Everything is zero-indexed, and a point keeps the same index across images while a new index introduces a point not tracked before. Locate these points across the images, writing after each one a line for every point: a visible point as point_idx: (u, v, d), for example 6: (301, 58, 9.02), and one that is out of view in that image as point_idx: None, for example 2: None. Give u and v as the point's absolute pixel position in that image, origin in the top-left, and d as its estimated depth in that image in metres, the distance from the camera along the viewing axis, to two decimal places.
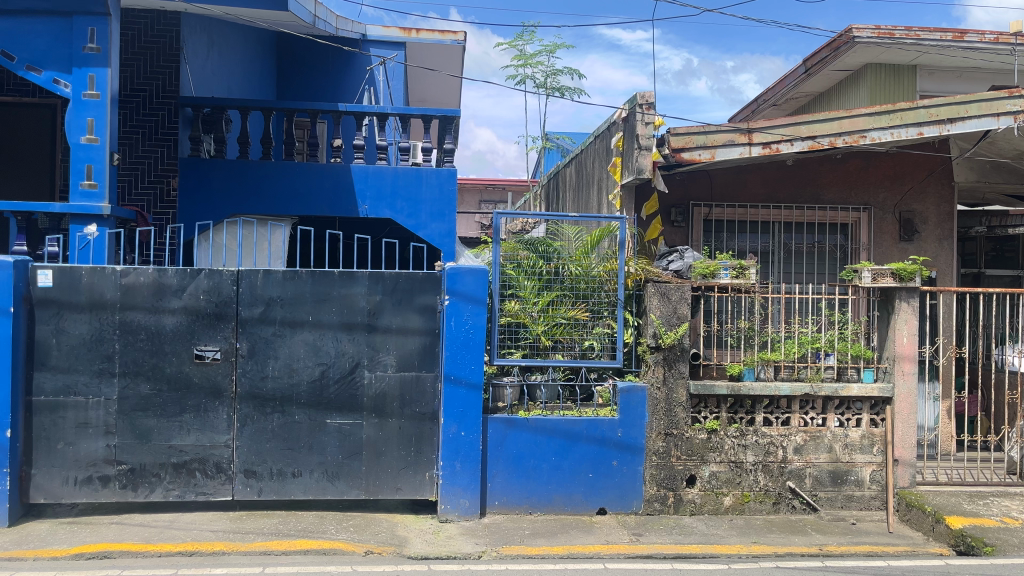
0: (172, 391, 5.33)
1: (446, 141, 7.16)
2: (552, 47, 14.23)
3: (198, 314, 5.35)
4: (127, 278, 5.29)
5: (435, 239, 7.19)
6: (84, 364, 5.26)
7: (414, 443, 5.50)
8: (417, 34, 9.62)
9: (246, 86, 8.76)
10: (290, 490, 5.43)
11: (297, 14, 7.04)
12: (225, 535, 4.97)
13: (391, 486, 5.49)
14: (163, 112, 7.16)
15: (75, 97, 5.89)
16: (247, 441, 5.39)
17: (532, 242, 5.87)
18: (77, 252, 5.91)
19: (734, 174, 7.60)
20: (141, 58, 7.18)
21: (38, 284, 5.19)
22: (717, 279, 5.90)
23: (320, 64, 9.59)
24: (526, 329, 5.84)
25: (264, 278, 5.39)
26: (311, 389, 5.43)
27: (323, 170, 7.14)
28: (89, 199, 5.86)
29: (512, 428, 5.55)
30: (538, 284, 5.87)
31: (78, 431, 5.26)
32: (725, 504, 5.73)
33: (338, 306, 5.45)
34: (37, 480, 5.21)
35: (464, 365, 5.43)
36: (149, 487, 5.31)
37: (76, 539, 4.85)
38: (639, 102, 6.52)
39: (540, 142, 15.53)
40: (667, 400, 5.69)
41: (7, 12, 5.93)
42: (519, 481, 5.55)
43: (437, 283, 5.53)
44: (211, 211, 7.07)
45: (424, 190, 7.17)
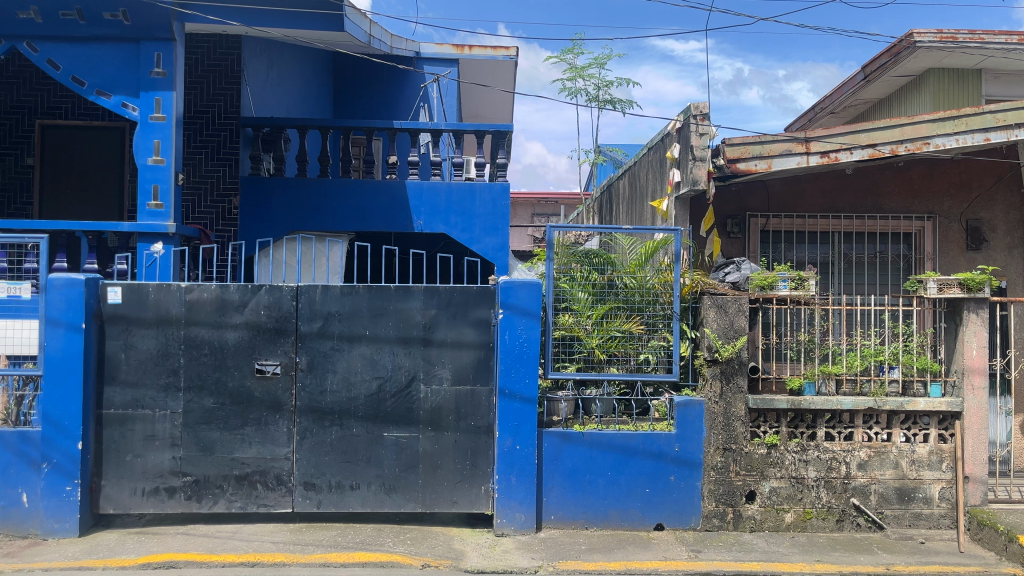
0: (235, 405, 5.45)
1: (498, 156, 7.23)
2: (603, 59, 14.22)
3: (260, 329, 5.47)
4: (191, 294, 5.44)
5: (488, 253, 7.24)
6: (151, 379, 5.42)
7: (470, 456, 5.51)
8: (470, 50, 9.64)
9: (304, 105, 8.98)
10: (348, 502, 5.49)
11: (354, 34, 7.15)
12: (286, 547, 5.07)
13: (447, 499, 5.51)
14: (226, 132, 7.43)
15: (142, 119, 6.26)
16: (307, 454, 5.48)
17: (587, 254, 5.80)
18: (144, 269, 6.16)
19: (791, 184, 7.50)
20: (203, 81, 7.51)
21: (108, 301, 5.39)
22: (775, 291, 5.79)
23: (375, 82, 9.76)
24: (581, 342, 5.79)
25: (323, 293, 5.49)
26: (368, 402, 5.50)
27: (379, 187, 7.26)
28: (156, 218, 6.21)
29: (567, 442, 5.52)
30: (592, 296, 5.81)
31: (146, 443, 5.41)
32: (787, 520, 5.60)
33: (395, 320, 5.51)
34: (107, 490, 5.39)
35: (518, 379, 5.42)
36: (213, 498, 5.44)
37: (143, 549, 4.99)
38: (693, 113, 6.56)
39: (592, 156, 15.49)
40: (725, 414, 5.59)
41: (78, 40, 6.33)
42: (575, 495, 5.51)
43: (492, 297, 5.54)
44: (271, 229, 7.27)
45: (477, 204, 7.24)
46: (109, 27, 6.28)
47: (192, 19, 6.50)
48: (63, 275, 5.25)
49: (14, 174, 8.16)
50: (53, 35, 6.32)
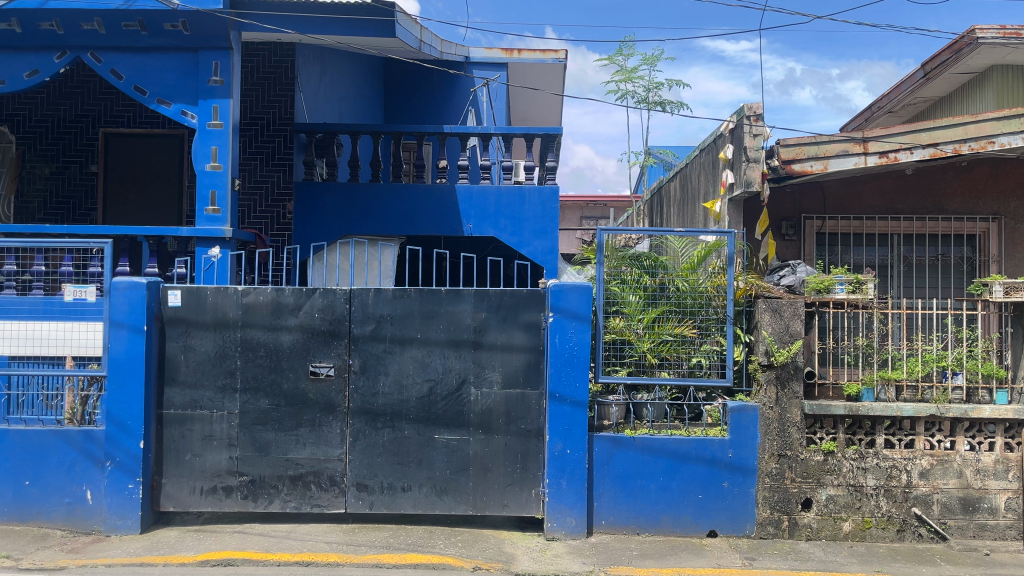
0: (290, 406, 5.54)
1: (547, 159, 7.26)
2: (652, 60, 14.11)
3: (314, 332, 5.56)
4: (248, 297, 5.55)
5: (537, 256, 7.25)
6: (209, 380, 5.54)
7: (520, 460, 5.51)
8: (519, 54, 9.66)
9: (356, 110, 9.11)
10: (400, 504, 5.53)
11: (405, 40, 7.22)
12: (340, 547, 5.13)
13: (498, 502, 5.52)
14: (279, 138, 7.68)
15: (201, 127, 6.45)
16: (359, 455, 5.54)
17: (638, 257, 5.80)
18: (202, 273, 6.34)
19: (848, 185, 7.36)
20: (259, 88, 7.71)
21: (168, 303, 5.54)
22: (832, 294, 5.62)
23: (424, 87, 9.84)
24: (632, 346, 5.73)
25: (375, 296, 5.55)
26: (420, 405, 5.54)
27: (429, 191, 7.33)
28: (213, 222, 6.34)
29: (618, 447, 5.48)
30: (644, 299, 5.76)
31: (204, 443, 5.54)
32: (844, 529, 5.48)
33: (446, 323, 5.54)
34: (167, 489, 5.53)
35: (569, 383, 5.40)
36: (269, 497, 5.54)
37: (202, 546, 5.11)
38: (746, 114, 6.53)
39: (642, 158, 15.38)
40: (781, 420, 5.49)
41: (140, 50, 6.55)
42: (626, 500, 5.47)
43: (542, 300, 5.53)
44: (324, 233, 7.39)
45: (527, 208, 7.25)
46: (169, 37, 6.47)
47: (248, 27, 6.65)
48: (125, 279, 5.41)
49: (77, 181, 8.47)
50: (116, 46, 6.55)
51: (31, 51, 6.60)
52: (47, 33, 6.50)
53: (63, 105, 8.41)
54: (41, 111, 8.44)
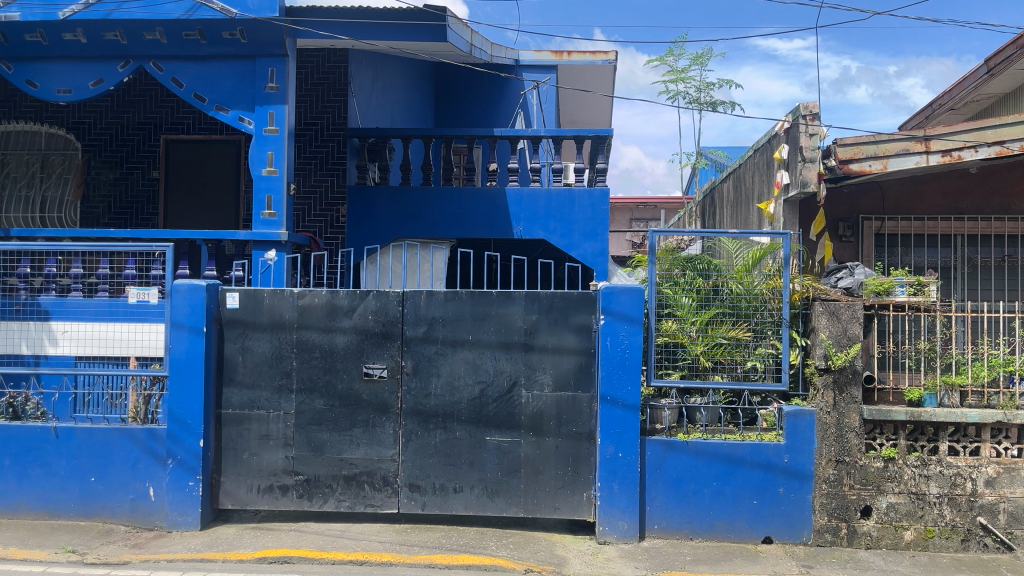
0: (344, 406, 5.62)
1: (598, 161, 7.20)
2: (703, 60, 13.95)
3: (367, 333, 5.63)
4: (304, 299, 5.65)
5: (587, 258, 7.23)
6: (266, 380, 5.65)
7: (572, 462, 5.50)
8: (569, 57, 9.65)
9: (408, 115, 9.20)
10: (452, 505, 5.57)
11: (457, 44, 7.28)
12: (393, 546, 5.18)
13: (549, 505, 5.51)
14: (333, 144, 7.81)
15: (258, 133, 6.60)
16: (412, 456, 5.59)
17: (691, 260, 5.72)
18: (259, 275, 6.45)
19: (909, 185, 7.17)
20: (314, 94, 7.85)
21: (227, 306, 5.67)
22: (893, 296, 5.53)
23: (474, 90, 9.88)
24: (685, 349, 5.67)
25: (427, 298, 5.60)
26: (471, 406, 5.56)
27: (479, 194, 7.36)
28: (269, 226, 6.48)
29: (671, 451, 5.43)
30: (697, 302, 5.70)
31: (261, 442, 5.65)
32: (906, 538, 5.34)
33: (497, 325, 5.56)
34: (226, 486, 5.66)
35: (621, 386, 5.38)
36: (323, 497, 5.62)
37: (259, 543, 5.21)
38: (803, 113, 6.38)
39: (692, 159, 15.22)
40: (838, 425, 5.37)
41: (200, 58, 6.74)
42: (679, 505, 5.41)
43: (593, 302, 5.51)
44: (377, 236, 7.48)
45: (577, 210, 7.23)
46: (228, 45, 6.64)
47: (303, 34, 6.77)
48: (186, 281, 5.55)
49: (140, 187, 8.72)
50: (176, 54, 6.74)
51: (96, 61, 6.83)
52: (111, 42, 6.71)
53: (127, 113, 8.70)
54: (106, 119, 8.72)
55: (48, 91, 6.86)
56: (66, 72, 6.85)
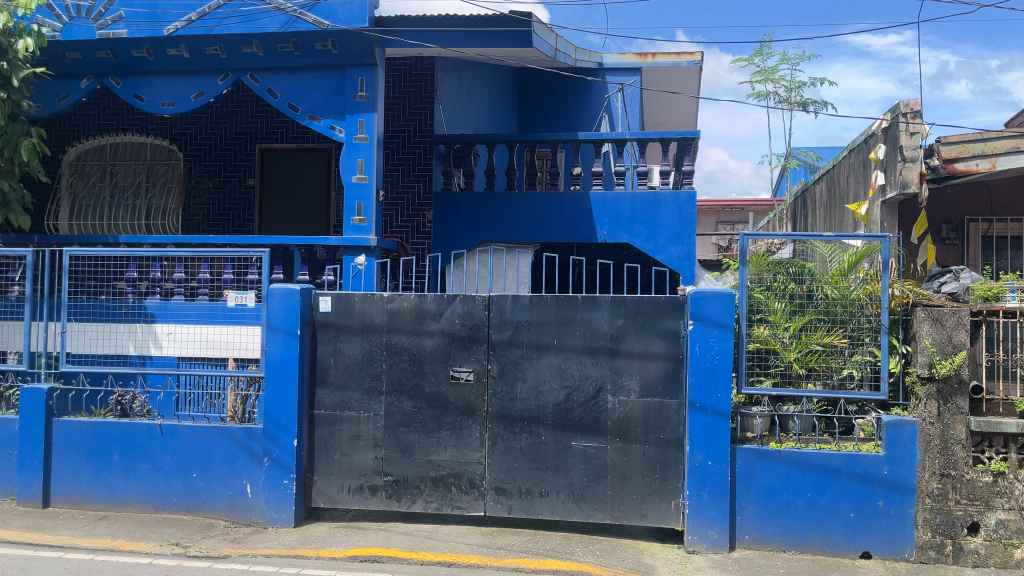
0: (432, 409, 5.70)
1: (685, 163, 7.07)
2: (794, 59, 13.58)
3: (454, 337, 5.69)
4: (393, 303, 5.76)
5: (673, 262, 7.13)
6: (357, 382, 5.78)
7: (659, 469, 5.42)
8: (653, 59, 9.52)
9: (492, 120, 9.28)
10: (538, 509, 5.57)
11: (541, 49, 7.29)
12: (480, 549, 5.22)
13: (636, 512, 5.44)
14: (420, 150, 7.94)
15: (348, 140, 6.77)
16: (498, 459, 5.62)
17: (783, 264, 5.54)
18: (350, 280, 6.63)
19: (1016, 186, 7.48)
20: (401, 102, 8.04)
21: (319, 309, 5.82)
22: (1002, 302, 5.30)
23: (558, 95, 9.89)
24: (778, 356, 5.51)
25: (513, 302, 5.62)
26: (557, 411, 5.55)
27: (562, 197, 7.36)
28: (359, 232, 6.64)
29: (762, 459, 5.29)
30: (791, 308, 5.53)
31: (352, 443, 5.78)
32: (1017, 558, 5.05)
33: (582, 330, 5.54)
34: (318, 485, 5.81)
35: (710, 393, 5.27)
36: (411, 498, 5.71)
37: (350, 542, 5.33)
38: (903, 111, 6.12)
39: (781, 161, 14.82)
40: (943, 437, 5.13)
41: (294, 70, 6.97)
42: (771, 516, 5.27)
43: (681, 307, 5.42)
44: (462, 241, 7.57)
45: (663, 213, 7.13)
46: (320, 56, 6.83)
47: (393, 43, 6.90)
48: (281, 286, 5.73)
49: (237, 195, 9.06)
50: (272, 66, 6.99)
51: (197, 74, 7.14)
52: (212, 57, 7.02)
53: (225, 124, 9.08)
54: (206, 130, 9.12)
55: (154, 104, 7.22)
56: (170, 86, 7.19)
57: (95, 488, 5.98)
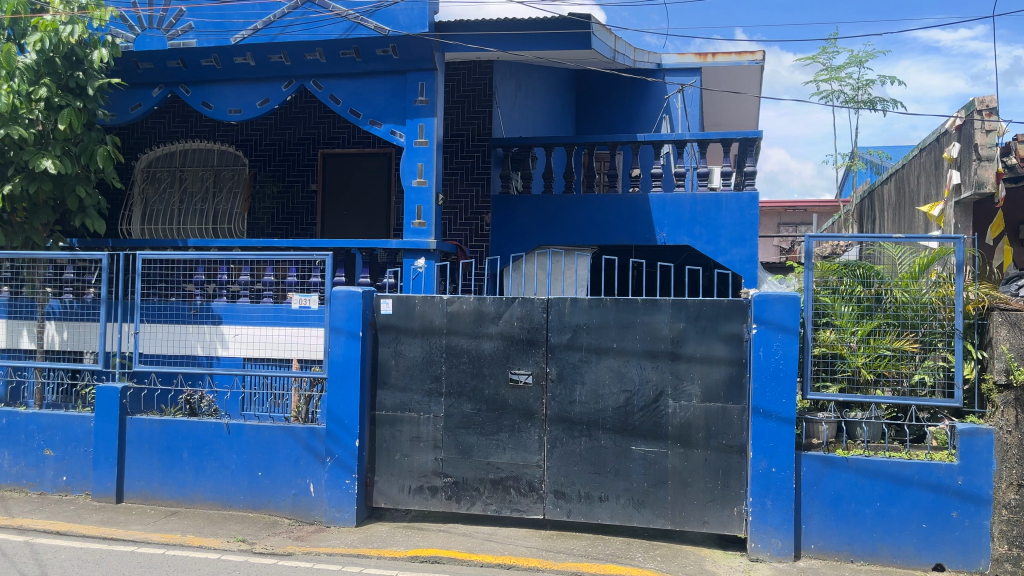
0: (491, 411, 5.72)
1: (746, 164, 6.92)
2: (860, 56, 13.23)
3: (513, 339, 5.70)
4: (452, 306, 5.80)
5: (735, 265, 7.02)
6: (417, 384, 5.84)
7: (721, 475, 5.33)
8: (714, 58, 9.40)
9: (550, 123, 9.28)
10: (598, 513, 5.53)
11: (600, 51, 7.26)
12: (539, 552, 5.22)
13: (698, 519, 5.36)
14: (479, 154, 8.03)
15: (409, 145, 6.85)
16: (557, 463, 5.60)
17: (851, 266, 5.41)
18: (411, 282, 6.73)
19: None
20: (460, 107, 8.11)
21: (380, 311, 5.90)
22: None
23: (616, 96, 9.83)
24: (844, 361, 5.37)
25: (572, 305, 5.61)
26: (617, 415, 5.51)
27: (621, 200, 7.31)
28: (419, 235, 6.72)
29: (829, 467, 5.16)
30: (858, 311, 5.37)
31: (412, 444, 5.84)
32: None
33: (642, 333, 5.49)
34: (379, 485, 5.88)
35: (775, 399, 5.17)
36: (471, 500, 5.74)
37: (411, 542, 5.39)
38: (978, 108, 5.90)
39: (846, 161, 14.45)
40: (1021, 446, 4.93)
41: (356, 76, 7.08)
42: (838, 525, 5.13)
43: (744, 311, 5.33)
44: (521, 244, 7.60)
45: (724, 215, 7.02)
46: (381, 62, 6.93)
47: (452, 47, 6.96)
48: (344, 288, 5.83)
49: (300, 200, 9.27)
50: (334, 73, 7.11)
51: (263, 82, 7.31)
52: (277, 64, 7.19)
53: (288, 130, 9.28)
54: (270, 136, 9.33)
55: (221, 111, 7.42)
56: (237, 93, 7.38)
57: (166, 485, 6.17)
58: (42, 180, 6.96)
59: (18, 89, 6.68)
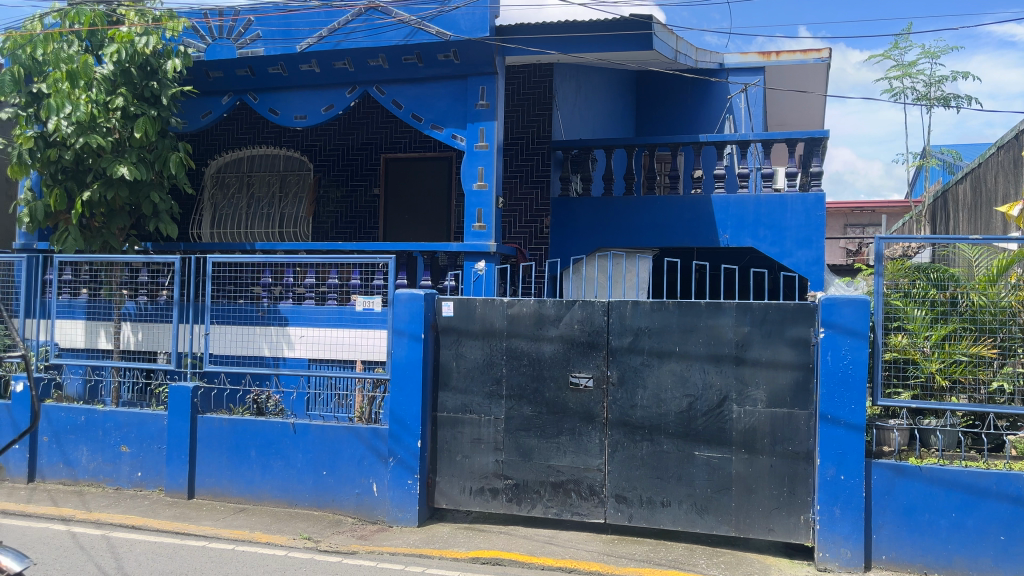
0: (551, 414, 5.71)
1: (813, 164, 6.75)
2: (933, 51, 12.80)
3: (574, 342, 5.68)
4: (513, 308, 5.82)
5: (801, 267, 6.90)
6: (478, 386, 5.87)
7: (788, 482, 5.22)
8: (778, 57, 9.17)
9: (610, 124, 9.24)
10: (660, 519, 5.47)
11: (662, 52, 7.20)
12: (600, 556, 5.19)
13: (763, 526, 5.25)
14: (539, 156, 8.01)
15: (469, 149, 6.89)
16: (619, 467, 5.56)
17: (923, 268, 5.25)
18: (472, 285, 6.75)
19: None
20: (520, 109, 8.13)
21: (442, 313, 5.96)
22: None
23: (678, 97, 9.72)
24: (917, 366, 5.19)
25: (633, 308, 5.57)
26: (679, 419, 5.44)
27: (683, 201, 7.24)
28: (480, 238, 6.74)
29: (901, 476, 5.00)
30: (931, 316, 5.21)
31: (473, 445, 5.87)
32: None
33: (706, 337, 5.41)
34: (441, 486, 5.93)
35: (843, 405, 5.04)
36: (531, 502, 5.74)
37: (472, 544, 5.41)
38: None
39: (917, 160, 13.99)
40: None
41: (418, 81, 7.16)
42: (911, 536, 4.97)
43: (811, 314, 5.21)
44: (581, 247, 7.58)
45: (789, 216, 6.88)
46: (442, 67, 6.99)
47: (513, 51, 6.98)
48: (406, 291, 5.90)
49: (362, 205, 9.37)
50: (397, 78, 7.21)
51: (327, 88, 7.45)
52: (341, 71, 7.32)
53: (352, 135, 9.44)
54: (334, 141, 9.50)
55: (287, 118, 7.58)
56: (302, 100, 7.54)
57: (234, 482, 6.33)
58: (119, 187, 7.24)
59: (97, 98, 6.99)
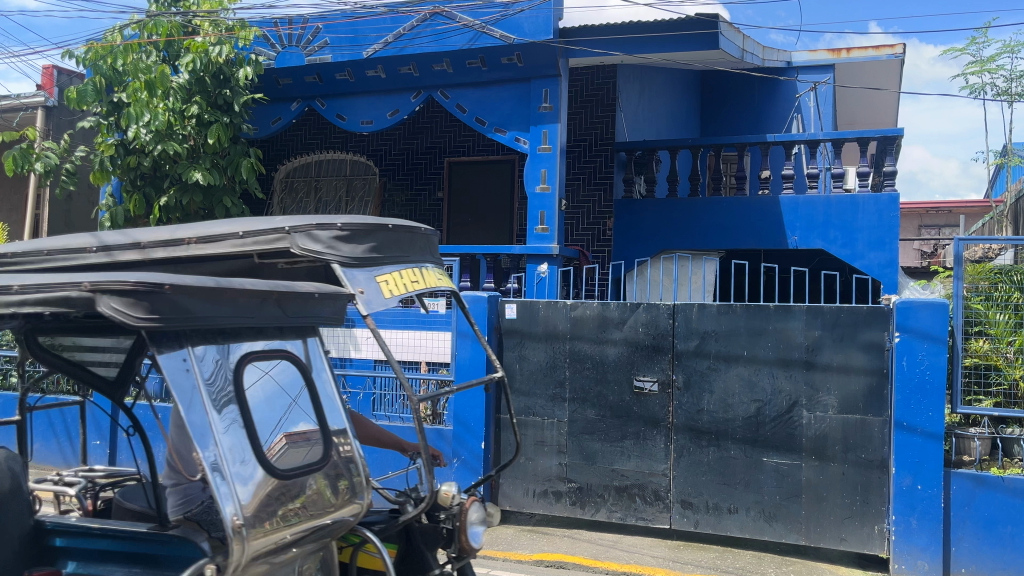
0: (615, 418, 5.67)
1: (887, 162, 6.51)
2: (1013, 44, 12.30)
3: (638, 346, 5.64)
4: (576, 311, 5.79)
5: (873, 270, 6.66)
6: (541, 389, 5.87)
7: (860, 491, 5.05)
8: (848, 54, 8.98)
9: (674, 125, 9.15)
10: (726, 525, 5.37)
11: (728, 51, 7.08)
12: (666, 562, 5.12)
13: (834, 536, 5.11)
14: (601, 158, 8.05)
15: (533, 151, 6.89)
16: (684, 472, 5.48)
17: (1006, 271, 5.04)
18: (534, 287, 6.76)
19: None
20: (583, 111, 8.11)
21: (506, 316, 5.99)
22: None
23: (744, 96, 9.55)
24: (1000, 373, 4.99)
25: (699, 311, 5.49)
26: (747, 425, 5.33)
27: (751, 203, 7.14)
28: (542, 241, 6.73)
29: (982, 487, 4.82)
30: (1015, 320, 5.00)
31: (537, 448, 5.87)
32: None
33: (775, 341, 5.29)
34: (504, 488, 5.95)
35: (920, 412, 4.89)
36: (595, 506, 5.71)
37: (536, 546, 5.41)
38: None
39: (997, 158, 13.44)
40: None
41: (482, 85, 7.20)
42: (992, 549, 4.78)
43: (885, 318, 5.05)
44: (645, 249, 7.51)
45: (860, 216, 6.67)
46: (505, 70, 7.02)
47: (576, 54, 6.97)
48: (470, 292, 5.97)
49: (427, 207, 9.52)
50: (461, 83, 7.27)
51: (393, 93, 7.54)
52: (406, 76, 7.42)
53: (416, 139, 9.56)
54: (399, 146, 9.63)
55: (354, 123, 7.70)
56: (368, 106, 7.65)
57: None
58: (193, 193, 7.51)
59: (173, 106, 7.37)
